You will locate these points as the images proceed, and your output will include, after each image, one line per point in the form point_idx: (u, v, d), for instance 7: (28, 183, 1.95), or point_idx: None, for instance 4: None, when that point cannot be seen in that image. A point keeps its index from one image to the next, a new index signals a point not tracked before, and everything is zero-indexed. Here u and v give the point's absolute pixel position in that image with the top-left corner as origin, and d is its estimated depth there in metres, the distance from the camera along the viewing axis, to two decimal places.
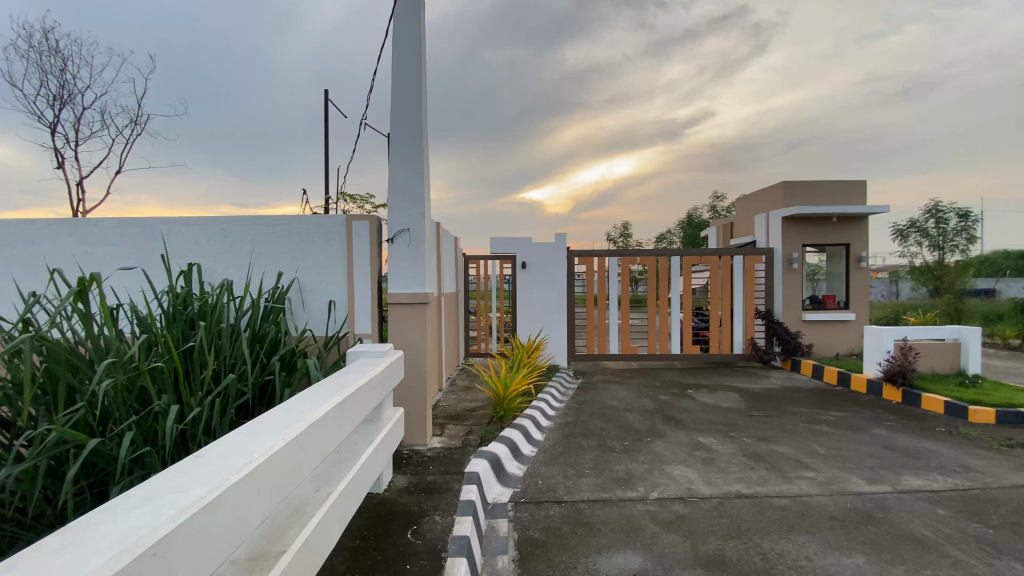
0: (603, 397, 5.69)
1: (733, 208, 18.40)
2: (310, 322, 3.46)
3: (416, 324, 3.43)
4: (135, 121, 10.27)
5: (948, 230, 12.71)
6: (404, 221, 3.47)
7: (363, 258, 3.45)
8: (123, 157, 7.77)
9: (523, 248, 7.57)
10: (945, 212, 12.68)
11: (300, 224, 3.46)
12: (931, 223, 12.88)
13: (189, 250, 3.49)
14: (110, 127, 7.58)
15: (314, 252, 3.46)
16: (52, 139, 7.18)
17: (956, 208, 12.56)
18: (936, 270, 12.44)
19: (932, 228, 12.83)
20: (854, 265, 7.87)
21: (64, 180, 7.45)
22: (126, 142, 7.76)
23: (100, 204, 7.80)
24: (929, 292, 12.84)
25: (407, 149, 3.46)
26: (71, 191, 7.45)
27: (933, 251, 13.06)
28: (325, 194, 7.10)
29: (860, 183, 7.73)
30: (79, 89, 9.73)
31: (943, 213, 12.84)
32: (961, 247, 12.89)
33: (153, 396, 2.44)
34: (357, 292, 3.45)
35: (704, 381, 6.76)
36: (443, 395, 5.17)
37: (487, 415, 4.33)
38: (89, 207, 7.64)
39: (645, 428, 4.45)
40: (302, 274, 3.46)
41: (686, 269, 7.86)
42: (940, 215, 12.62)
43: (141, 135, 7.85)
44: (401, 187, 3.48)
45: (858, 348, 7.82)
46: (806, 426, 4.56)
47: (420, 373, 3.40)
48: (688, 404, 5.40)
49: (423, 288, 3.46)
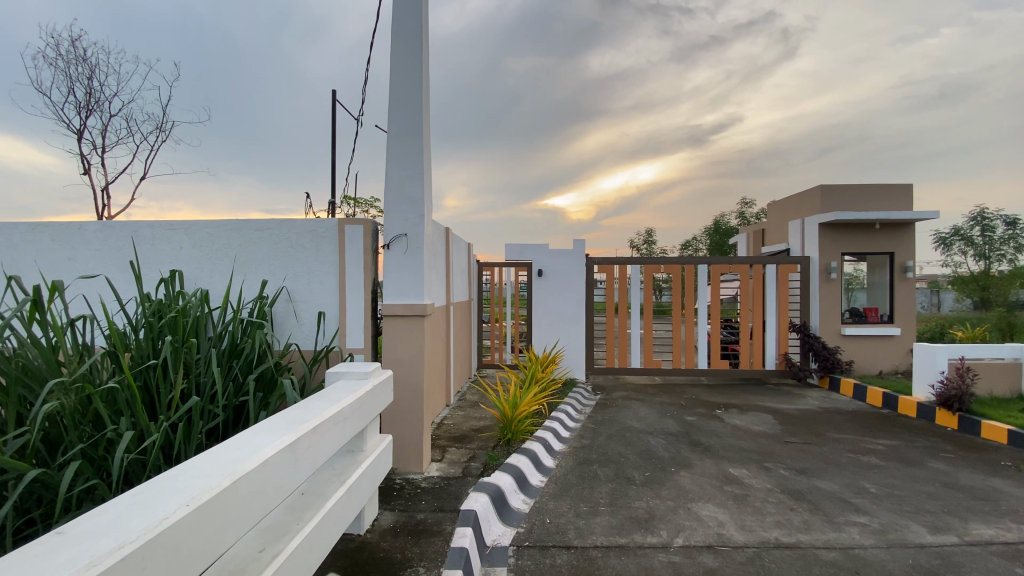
0: (623, 417, 5.27)
1: (763, 215, 17.67)
2: (297, 335, 3.15)
3: (414, 339, 3.10)
4: (161, 127, 10.32)
5: (994, 238, 11.94)
6: (402, 225, 3.15)
7: (356, 266, 3.13)
8: (148, 163, 7.87)
9: (539, 255, 7.21)
10: (991, 219, 12.01)
11: (289, 228, 3.16)
12: (976, 231, 12.13)
13: (172, 256, 3.24)
14: (137, 133, 7.69)
15: (303, 258, 3.16)
16: (80, 145, 7.31)
17: (1003, 215, 11.84)
18: (982, 280, 11.65)
19: (977, 236, 12.09)
20: (899, 276, 7.24)
21: (91, 184, 7.62)
22: (150, 149, 7.86)
23: (122, 211, 7.91)
24: (974, 304, 12.01)
25: (406, 149, 3.16)
26: (97, 197, 7.61)
27: (978, 261, 12.23)
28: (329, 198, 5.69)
29: (905, 187, 7.18)
30: (108, 96, 9.85)
31: (989, 221, 12.12)
32: (1009, 256, 11.93)
33: (106, 421, 2.18)
34: (349, 304, 3.13)
35: (734, 400, 6.26)
36: (449, 412, 4.83)
37: (493, 437, 3.97)
38: (113, 214, 7.80)
39: (669, 455, 4.02)
40: (291, 283, 3.16)
41: (714, 278, 7.39)
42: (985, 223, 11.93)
43: (167, 142, 7.92)
44: (399, 189, 3.16)
45: (904, 366, 7.19)
46: (852, 458, 4.06)
47: (417, 394, 3.08)
48: (717, 428, 4.93)
49: (422, 299, 3.12)
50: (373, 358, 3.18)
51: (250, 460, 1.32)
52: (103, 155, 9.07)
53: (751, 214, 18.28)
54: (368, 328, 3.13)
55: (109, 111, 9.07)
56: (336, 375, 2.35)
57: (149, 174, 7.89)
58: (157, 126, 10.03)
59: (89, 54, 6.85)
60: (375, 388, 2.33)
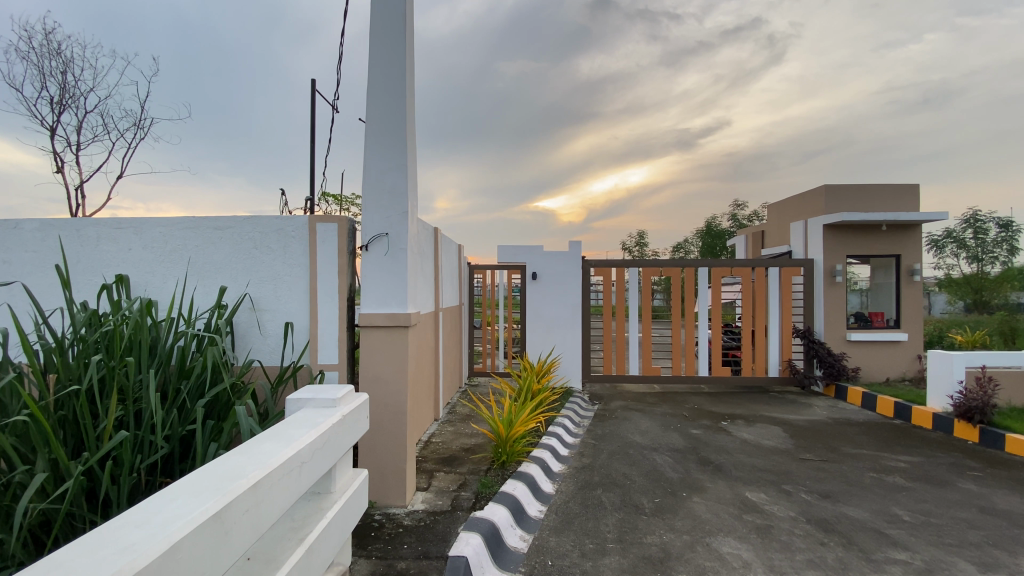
0: (624, 430, 4.92)
1: (756, 217, 17.46)
2: (262, 349, 2.76)
3: (397, 354, 2.72)
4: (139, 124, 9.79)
5: (986, 240, 11.83)
6: (382, 224, 2.75)
7: (329, 270, 2.74)
8: (126, 162, 6.75)
9: (533, 257, 6.86)
10: (984, 222, 11.85)
11: (254, 226, 2.78)
12: (969, 233, 12.00)
13: (119, 259, 2.83)
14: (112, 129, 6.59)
15: (269, 260, 2.77)
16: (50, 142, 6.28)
17: (996, 217, 11.74)
18: (974, 283, 11.56)
19: (969, 238, 11.96)
20: (906, 279, 6.97)
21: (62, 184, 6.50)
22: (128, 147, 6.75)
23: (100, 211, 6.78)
24: (966, 307, 11.91)
25: (388, 136, 2.78)
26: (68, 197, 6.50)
27: (970, 264, 12.11)
28: (314, 195, 4.35)
29: (911, 187, 6.93)
30: (82, 91, 9.32)
31: (982, 223, 11.94)
32: (1002, 259, 11.85)
33: (14, 461, 1.77)
34: (322, 313, 2.73)
35: (739, 410, 5.94)
36: (438, 427, 4.44)
37: (485, 458, 3.59)
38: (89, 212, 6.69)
39: (679, 476, 3.67)
40: (255, 289, 2.77)
41: (716, 281, 7.08)
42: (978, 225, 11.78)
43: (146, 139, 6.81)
44: (379, 180, 2.77)
45: (911, 373, 6.93)
46: (875, 479, 3.74)
47: (399, 416, 2.71)
48: (725, 442, 4.59)
49: (404, 307, 2.74)
50: (348, 375, 2.78)
51: (152, 550, 0.94)
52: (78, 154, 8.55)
53: (743, 215, 18.05)
54: (344, 340, 2.73)
55: (82, 104, 8.63)
56: (298, 403, 1.95)
57: (128, 172, 7.56)
58: (135, 123, 9.46)
59: (60, 44, 6.50)
60: (346, 417, 1.93)
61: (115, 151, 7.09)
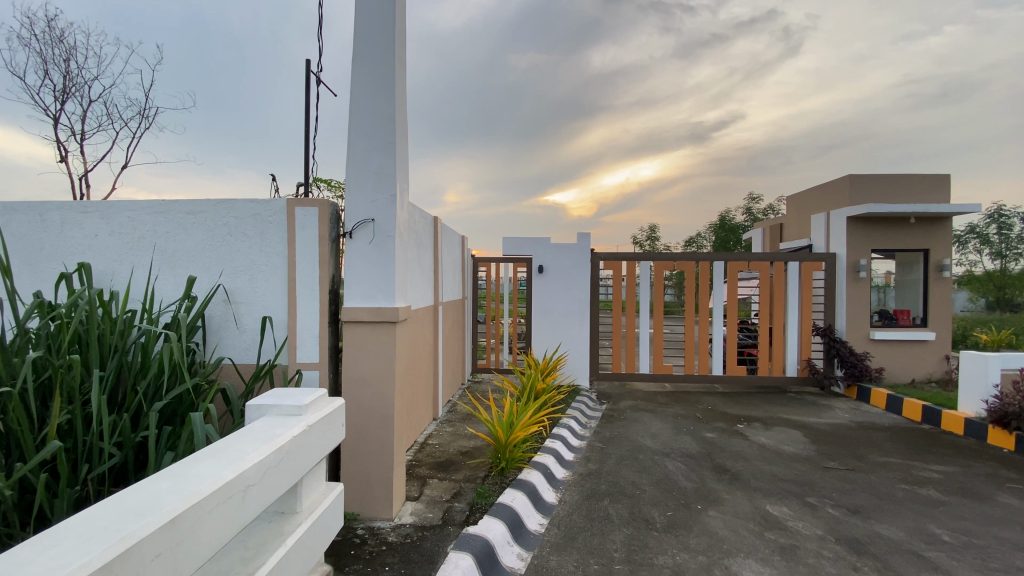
0: (634, 433, 4.64)
1: (772, 211, 16.96)
2: (236, 345, 2.52)
3: (381, 354, 2.46)
4: (142, 113, 9.59)
5: (1010, 237, 10.96)
6: (367, 209, 2.48)
7: (308, 259, 2.47)
8: (130, 153, 6.54)
9: (540, 249, 6.58)
10: (1009, 217, 10.98)
11: (229, 212, 2.54)
12: (992, 230, 11.17)
13: (83, 246, 2.59)
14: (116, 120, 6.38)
15: (245, 248, 2.52)
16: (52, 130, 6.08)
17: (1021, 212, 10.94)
18: (998, 280, 11.10)
19: (993, 235, 11.13)
20: (934, 275, 6.59)
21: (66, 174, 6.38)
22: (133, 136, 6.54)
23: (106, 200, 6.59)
24: (990, 305, 11.45)
25: (375, 111, 2.51)
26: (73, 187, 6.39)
27: (994, 260, 11.40)
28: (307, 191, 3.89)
29: (941, 177, 6.53)
30: (84, 79, 9.14)
31: (1006, 218, 11.08)
32: None
33: None
34: (301, 307, 2.47)
35: (756, 412, 5.62)
36: (435, 428, 4.19)
37: (482, 464, 3.33)
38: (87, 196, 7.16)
39: (693, 486, 3.39)
40: (229, 279, 2.53)
41: (732, 276, 6.73)
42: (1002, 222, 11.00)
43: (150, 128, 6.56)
44: (364, 160, 2.50)
45: (938, 374, 6.56)
46: (908, 492, 3.44)
47: (385, 421, 2.46)
48: (742, 448, 4.29)
49: (391, 301, 2.47)
50: (331, 375, 2.53)
51: None
52: (81, 143, 8.38)
53: (758, 209, 17.53)
54: (325, 336, 2.47)
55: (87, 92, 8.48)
56: (261, 410, 1.70)
57: (129, 161, 7.41)
58: (138, 111, 9.27)
59: (59, 29, 6.36)
60: (313, 427, 1.67)
61: (117, 141, 6.96)
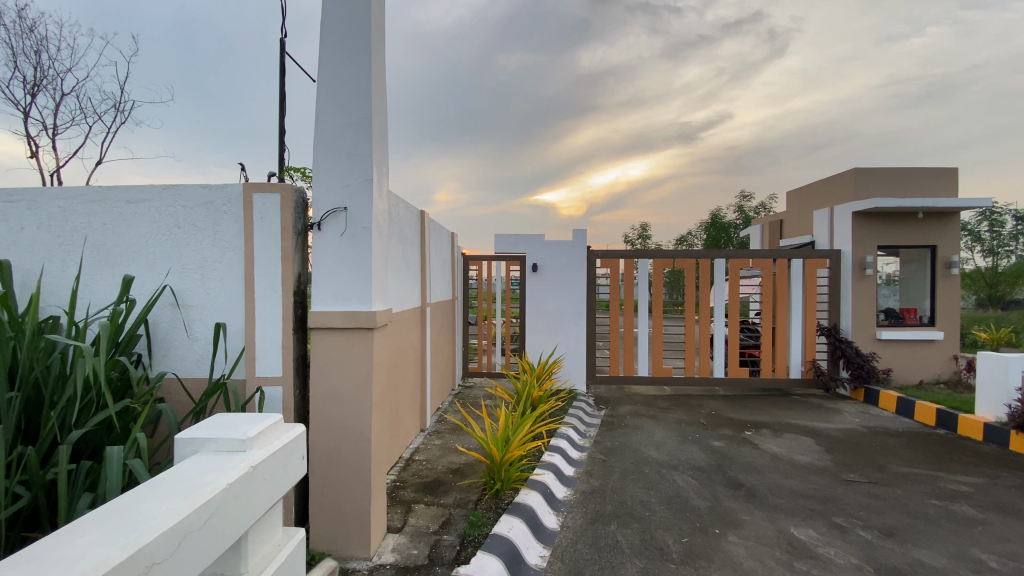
0: (637, 442, 4.32)
1: (764, 208, 16.81)
2: (187, 356, 2.16)
3: (356, 367, 2.10)
4: (119, 107, 9.06)
5: (1002, 233, 11.32)
6: (338, 197, 2.12)
7: (269, 254, 2.10)
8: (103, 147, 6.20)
9: (533, 247, 6.24)
10: (999, 214, 11.46)
11: (177, 200, 2.17)
12: (984, 227, 11.50)
13: (7, 240, 2.19)
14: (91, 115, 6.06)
15: (196, 243, 2.16)
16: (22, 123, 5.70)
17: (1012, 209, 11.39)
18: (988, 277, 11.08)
19: (986, 231, 11.44)
20: (941, 272, 6.36)
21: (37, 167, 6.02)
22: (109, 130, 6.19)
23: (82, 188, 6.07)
24: (980, 303, 11.27)
25: (347, 82, 2.15)
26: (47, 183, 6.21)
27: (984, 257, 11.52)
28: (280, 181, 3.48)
29: (947, 171, 6.31)
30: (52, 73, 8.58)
31: (997, 216, 11.48)
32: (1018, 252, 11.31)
33: None
34: (260, 312, 2.10)
35: (762, 418, 5.34)
36: (422, 441, 3.84)
37: (474, 485, 2.97)
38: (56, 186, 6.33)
39: (708, 505, 3.07)
40: (177, 279, 2.16)
41: (734, 274, 6.45)
42: (994, 217, 11.39)
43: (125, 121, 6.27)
44: (335, 138, 2.14)
45: (946, 375, 6.33)
46: (939, 509, 3.16)
47: (360, 444, 2.11)
48: (753, 458, 4.00)
49: (367, 304, 2.11)
50: (296, 391, 2.17)
51: None
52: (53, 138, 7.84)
53: (750, 207, 17.31)
54: (290, 345, 2.11)
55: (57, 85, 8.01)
56: (196, 445, 1.35)
57: (104, 160, 7.01)
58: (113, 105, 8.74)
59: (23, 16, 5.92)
60: (260, 466, 1.30)
61: (89, 138, 6.58)
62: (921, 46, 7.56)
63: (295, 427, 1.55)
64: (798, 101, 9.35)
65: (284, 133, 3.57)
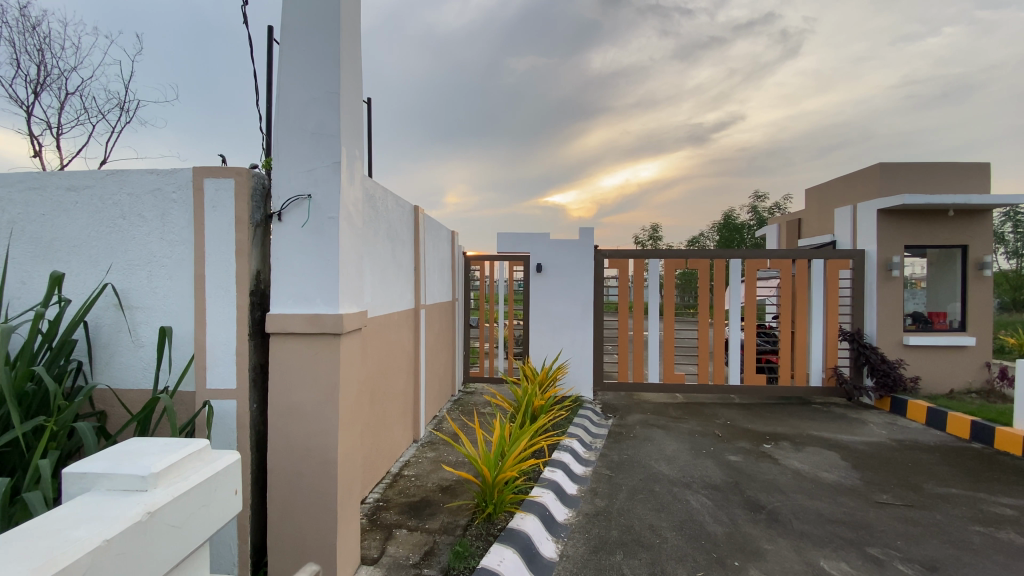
0: (646, 456, 4.00)
1: (779, 208, 16.34)
2: (128, 365, 1.91)
3: (321, 379, 1.83)
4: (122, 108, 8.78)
5: None
6: (301, 183, 1.85)
7: (221, 248, 1.84)
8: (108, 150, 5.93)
9: (538, 246, 5.95)
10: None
11: (121, 187, 1.91)
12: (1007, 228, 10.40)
13: None
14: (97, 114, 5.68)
15: (141, 235, 1.90)
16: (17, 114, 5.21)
17: None
18: (1014, 280, 10.58)
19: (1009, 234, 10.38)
20: (973, 274, 5.95)
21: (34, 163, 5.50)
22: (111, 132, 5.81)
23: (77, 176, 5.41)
24: (1003, 306, 10.94)
25: (311, 51, 1.88)
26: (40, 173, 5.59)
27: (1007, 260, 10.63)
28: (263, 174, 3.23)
29: (980, 166, 5.90)
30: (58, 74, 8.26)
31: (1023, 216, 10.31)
32: None
33: None
34: (211, 314, 1.84)
35: (782, 429, 4.98)
36: (412, 454, 3.55)
37: (464, 508, 2.68)
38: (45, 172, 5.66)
39: (726, 532, 2.75)
40: (120, 276, 1.91)
41: (750, 275, 6.09)
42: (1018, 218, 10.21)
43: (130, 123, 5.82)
44: (297, 116, 1.87)
45: (978, 383, 5.91)
46: (984, 537, 2.80)
47: (323, 467, 1.83)
48: (774, 475, 3.66)
49: (331, 306, 1.82)
50: (254, 404, 1.90)
51: None
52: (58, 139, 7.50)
53: (764, 208, 16.82)
54: (245, 353, 1.84)
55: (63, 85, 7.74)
56: (88, 482, 1.08)
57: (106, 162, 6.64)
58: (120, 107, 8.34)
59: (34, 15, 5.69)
60: (161, 512, 1.02)
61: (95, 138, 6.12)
62: (935, 46, 7.11)
63: (225, 457, 1.28)
64: (810, 102, 8.96)
65: (266, 122, 3.32)
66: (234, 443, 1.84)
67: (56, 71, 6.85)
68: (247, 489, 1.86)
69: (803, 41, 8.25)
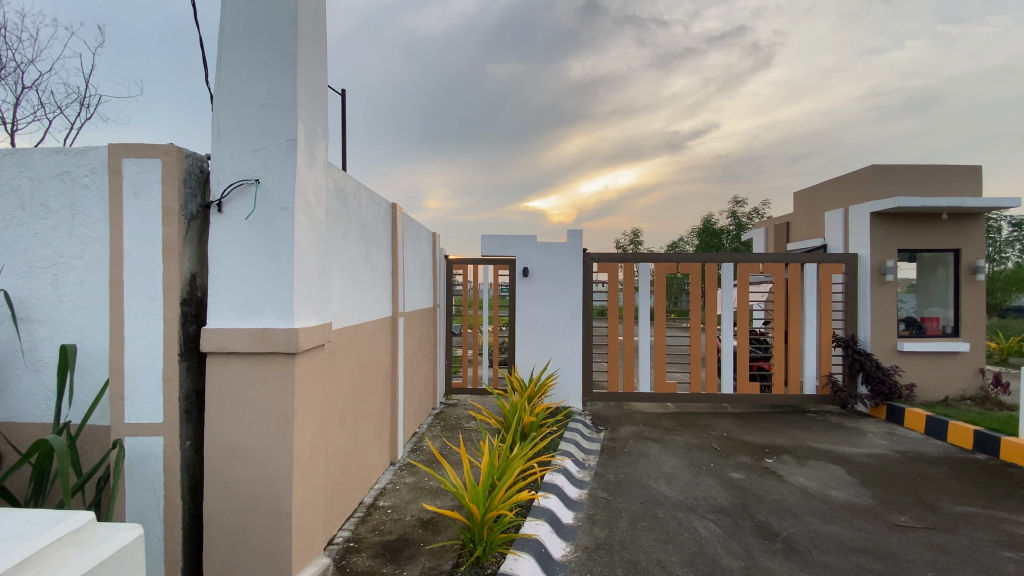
0: (644, 476, 3.70)
1: (760, 213, 16.36)
2: (25, 393, 1.52)
3: (271, 411, 1.47)
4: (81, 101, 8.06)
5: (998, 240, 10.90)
6: (248, 166, 1.50)
7: (145, 245, 1.47)
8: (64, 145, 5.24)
9: (523, 250, 5.64)
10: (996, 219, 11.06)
11: (19, 169, 1.52)
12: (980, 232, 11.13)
13: None
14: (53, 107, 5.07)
15: (45, 231, 1.52)
16: None
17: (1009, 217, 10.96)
18: None
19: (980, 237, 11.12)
20: (966, 278, 5.84)
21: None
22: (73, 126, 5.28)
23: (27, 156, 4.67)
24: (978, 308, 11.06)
25: (258, 5, 1.52)
26: None
27: None
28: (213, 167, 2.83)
29: (970, 170, 5.81)
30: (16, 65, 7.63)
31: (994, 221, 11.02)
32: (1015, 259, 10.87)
33: None
34: (131, 329, 1.47)
35: (781, 441, 4.75)
36: (388, 479, 3.19)
37: (449, 549, 2.32)
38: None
39: (742, 568, 2.45)
40: (15, 282, 1.52)
41: (743, 279, 5.88)
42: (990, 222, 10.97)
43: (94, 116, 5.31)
44: (243, 82, 1.52)
45: (972, 390, 5.80)
46: (1018, 565, 2.57)
47: (274, 521, 1.46)
48: (783, 495, 3.40)
49: (283, 319, 1.47)
50: (188, 441, 1.53)
51: None
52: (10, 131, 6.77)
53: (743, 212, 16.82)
54: (175, 378, 1.47)
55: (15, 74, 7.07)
56: None
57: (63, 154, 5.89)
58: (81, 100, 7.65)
59: None
60: None
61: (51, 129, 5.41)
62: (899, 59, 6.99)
63: (115, 540, 0.91)
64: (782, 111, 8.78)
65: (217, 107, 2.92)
66: (162, 491, 1.47)
67: (9, 64, 6.29)
68: (177, 549, 1.48)
69: (775, 52, 8.13)
